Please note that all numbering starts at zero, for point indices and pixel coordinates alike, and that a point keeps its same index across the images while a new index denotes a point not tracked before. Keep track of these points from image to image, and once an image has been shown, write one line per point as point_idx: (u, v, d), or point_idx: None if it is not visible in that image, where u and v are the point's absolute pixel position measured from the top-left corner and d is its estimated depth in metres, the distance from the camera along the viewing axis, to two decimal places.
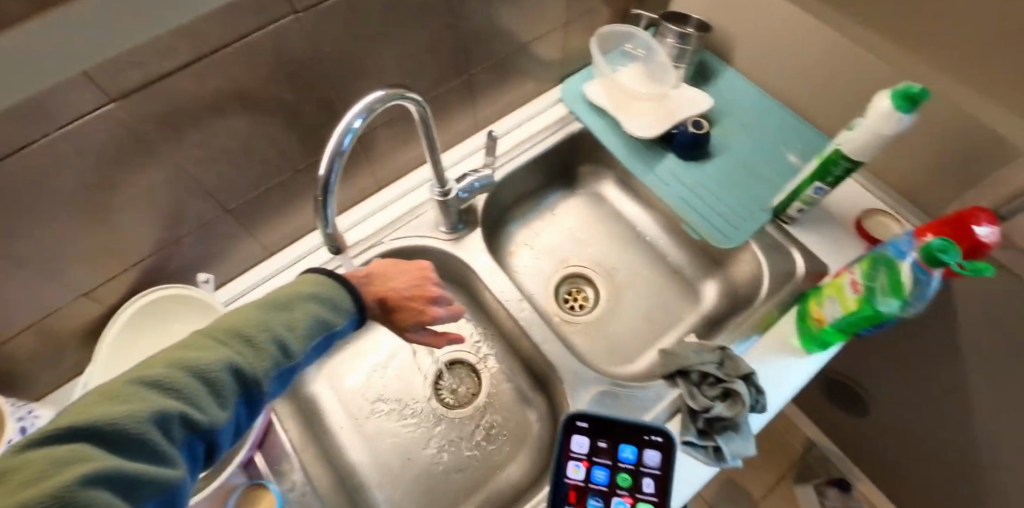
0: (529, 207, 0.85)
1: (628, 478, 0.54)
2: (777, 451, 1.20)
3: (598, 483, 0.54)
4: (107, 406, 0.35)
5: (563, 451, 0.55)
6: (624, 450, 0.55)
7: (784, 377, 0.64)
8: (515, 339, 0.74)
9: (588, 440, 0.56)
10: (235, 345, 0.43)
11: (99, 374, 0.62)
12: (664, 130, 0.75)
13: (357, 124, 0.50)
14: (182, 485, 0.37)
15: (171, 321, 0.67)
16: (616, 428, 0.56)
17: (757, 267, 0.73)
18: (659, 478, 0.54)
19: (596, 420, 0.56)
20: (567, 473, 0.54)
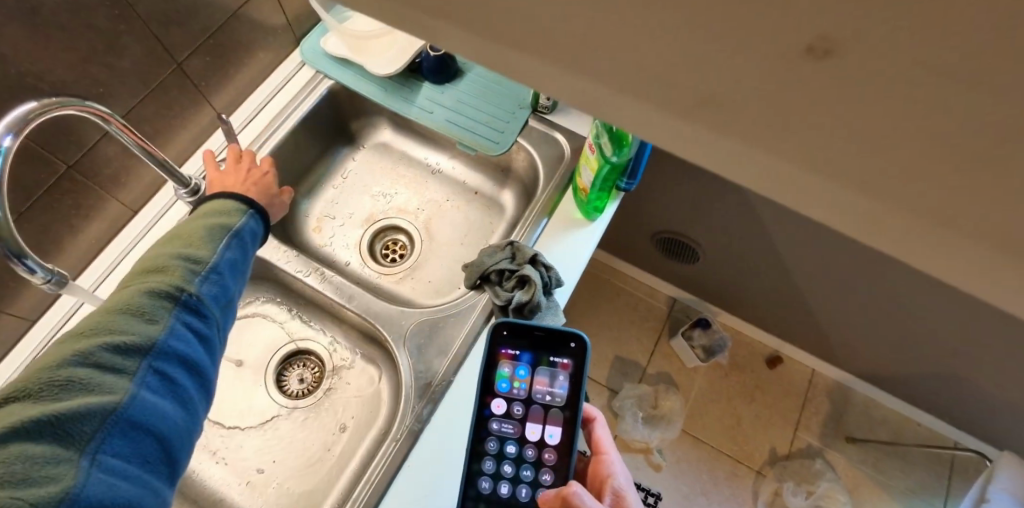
0: (318, 180, 0.84)
1: (547, 383, 0.56)
2: (648, 317, 1.34)
3: (518, 388, 0.56)
4: (78, 344, 0.38)
5: (487, 366, 0.57)
6: (544, 355, 0.57)
7: (574, 247, 0.70)
8: (336, 309, 0.73)
9: (511, 349, 0.58)
10: (145, 279, 0.44)
11: None
12: (406, 61, 0.76)
13: (9, 142, 0.42)
14: (137, 405, 0.37)
15: None
16: (537, 335, 0.58)
17: (532, 160, 0.77)
18: (572, 381, 0.56)
19: (519, 330, 0.57)
20: (493, 381, 0.57)
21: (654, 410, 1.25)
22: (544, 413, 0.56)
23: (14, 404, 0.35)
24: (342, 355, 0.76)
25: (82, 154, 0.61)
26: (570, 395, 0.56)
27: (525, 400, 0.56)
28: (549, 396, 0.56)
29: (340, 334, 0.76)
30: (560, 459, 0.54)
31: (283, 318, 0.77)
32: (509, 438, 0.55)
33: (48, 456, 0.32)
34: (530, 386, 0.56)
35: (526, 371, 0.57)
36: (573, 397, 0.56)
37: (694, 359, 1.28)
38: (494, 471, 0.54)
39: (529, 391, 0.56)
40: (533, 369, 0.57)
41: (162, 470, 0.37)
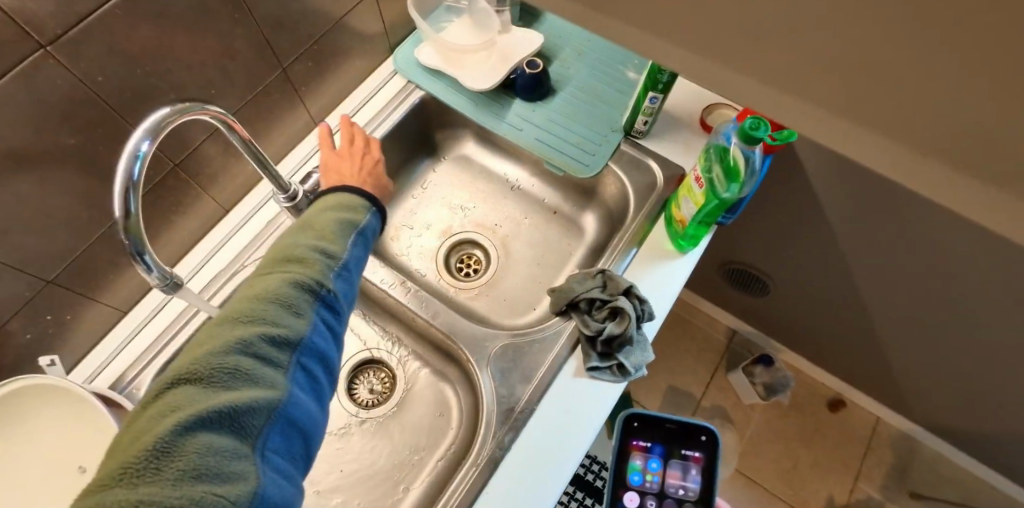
0: (400, 189, 0.84)
1: (680, 478, 0.57)
2: (706, 348, 1.30)
3: (649, 481, 0.57)
4: (234, 329, 0.38)
5: (619, 459, 0.58)
6: (676, 447, 0.59)
7: (665, 280, 0.68)
8: (414, 323, 0.72)
9: (642, 440, 0.59)
10: (283, 268, 0.44)
11: None
12: (501, 78, 0.75)
13: (146, 148, 0.43)
14: (294, 401, 0.37)
15: (22, 418, 0.56)
16: (667, 427, 0.59)
17: (621, 184, 0.75)
18: (704, 477, 0.57)
19: (648, 420, 0.60)
20: (623, 474, 0.58)
21: None
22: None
23: (182, 385, 0.35)
24: (415, 368, 0.75)
25: (188, 153, 0.62)
26: (704, 490, 0.57)
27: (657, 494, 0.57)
28: (685, 492, 0.57)
29: (415, 347, 0.76)
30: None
31: (358, 325, 0.77)
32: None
33: (231, 447, 0.33)
34: (665, 482, 0.57)
35: (659, 469, 0.58)
36: (708, 493, 0.57)
37: (753, 395, 1.23)
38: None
39: (661, 485, 0.57)
40: (665, 465, 0.58)
41: (302, 464, 0.38)
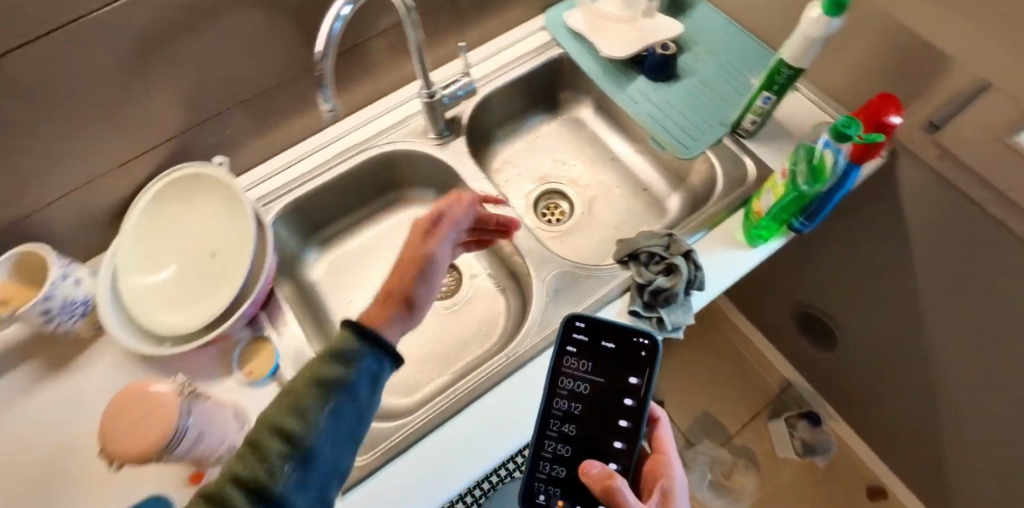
0: (514, 129, 0.94)
1: (614, 386, 0.57)
2: (754, 389, 1.27)
3: (581, 384, 0.57)
4: (246, 457, 0.37)
5: (556, 366, 0.57)
6: (617, 358, 0.58)
7: (726, 265, 0.72)
8: (493, 238, 0.81)
9: (580, 341, 0.59)
10: (294, 416, 0.39)
11: (128, 240, 0.68)
12: (634, 52, 0.82)
13: (346, 12, 0.55)
14: (301, 475, 0.37)
15: (190, 195, 0.71)
16: (610, 333, 0.58)
17: (713, 173, 0.80)
18: (637, 387, 0.56)
19: (593, 329, 0.59)
20: (556, 370, 0.57)
21: (724, 479, 1.18)
22: (610, 413, 0.55)
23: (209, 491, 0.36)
24: (480, 280, 0.84)
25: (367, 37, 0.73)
26: (636, 395, 0.56)
27: (587, 397, 0.57)
28: (618, 400, 0.56)
29: (486, 261, 0.85)
30: (626, 457, 0.54)
31: None
32: (572, 438, 0.55)
33: (246, 490, 0.35)
34: (602, 388, 0.56)
35: (595, 368, 0.57)
36: (643, 404, 0.55)
37: (790, 450, 1.20)
38: (556, 471, 0.54)
39: (591, 384, 0.57)
40: (601, 366, 0.57)
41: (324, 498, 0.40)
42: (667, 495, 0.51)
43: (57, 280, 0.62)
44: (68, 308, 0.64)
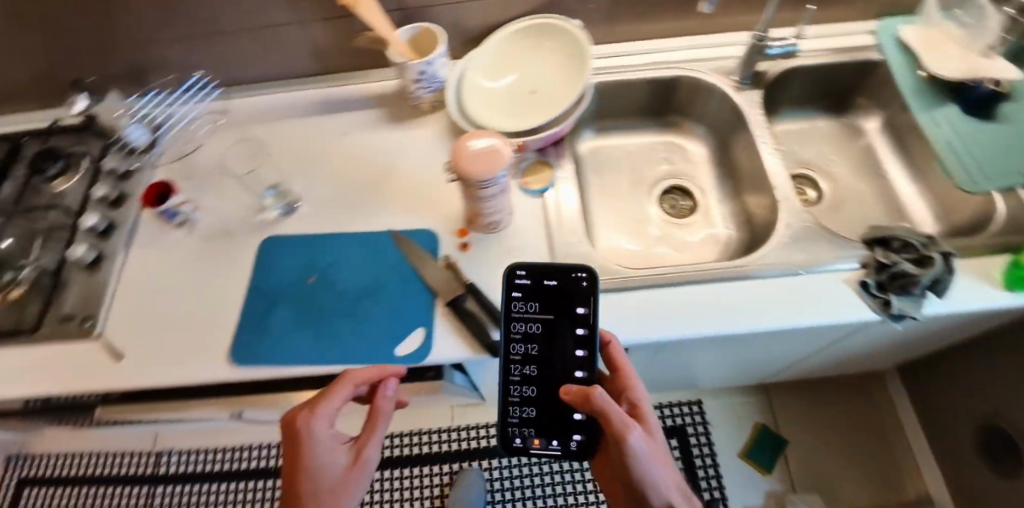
0: (799, 110, 1.00)
1: (562, 322, 0.60)
2: (885, 475, 1.20)
3: (533, 327, 0.60)
4: None
5: (510, 314, 0.61)
6: (559, 294, 0.61)
7: (975, 292, 0.70)
8: (746, 184, 0.89)
9: (525, 285, 0.61)
10: None
11: (496, 43, 0.87)
12: (967, 79, 0.79)
13: None
14: None
15: (551, 38, 0.88)
16: (546, 283, 0.62)
17: (994, 210, 0.77)
18: (559, 313, 0.60)
19: (535, 273, 0.61)
20: (506, 326, 0.61)
21: None
22: (564, 352, 0.60)
23: None
24: (715, 214, 0.93)
25: None
26: (584, 329, 0.60)
27: (540, 340, 0.61)
28: (571, 331, 0.60)
29: (727, 202, 0.93)
30: (587, 385, 0.59)
31: (701, 163, 0.97)
32: (536, 377, 0.60)
33: None
34: (544, 320, 0.61)
35: (586, 320, 0.60)
36: (592, 325, 0.60)
37: None
38: (526, 410, 0.60)
39: (558, 344, 0.60)
40: (592, 333, 0.60)
41: None
42: (638, 410, 0.61)
43: (438, 57, 0.81)
44: (431, 78, 0.83)
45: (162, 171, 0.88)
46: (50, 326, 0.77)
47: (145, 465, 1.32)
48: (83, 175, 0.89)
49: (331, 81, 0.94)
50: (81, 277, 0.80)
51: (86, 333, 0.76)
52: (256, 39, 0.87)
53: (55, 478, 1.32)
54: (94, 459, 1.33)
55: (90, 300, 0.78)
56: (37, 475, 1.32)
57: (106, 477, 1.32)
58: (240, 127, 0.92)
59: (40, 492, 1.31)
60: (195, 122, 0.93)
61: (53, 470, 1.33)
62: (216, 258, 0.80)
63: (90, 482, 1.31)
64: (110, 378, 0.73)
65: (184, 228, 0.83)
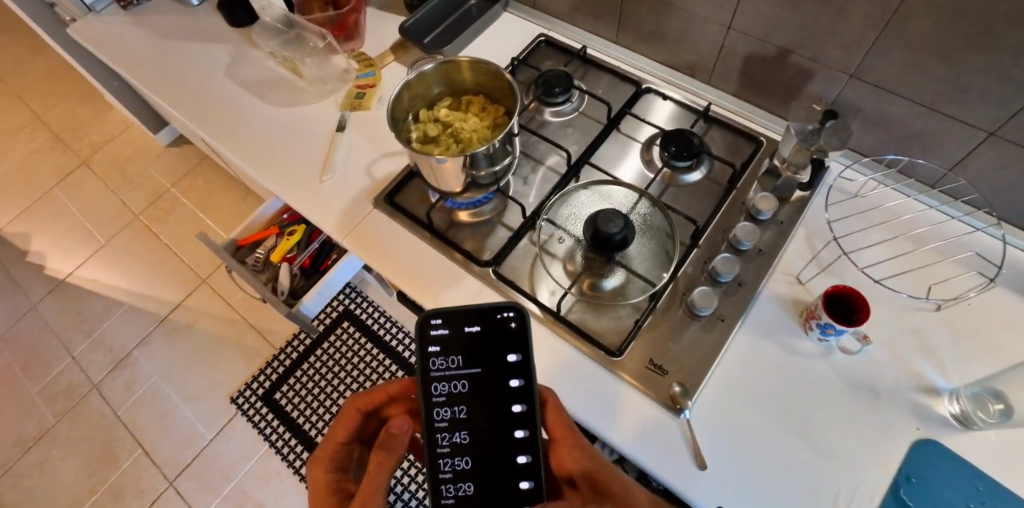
0: None
1: (493, 372, 0.55)
2: None
3: (456, 385, 0.54)
4: None
5: (436, 391, 0.54)
6: (483, 339, 0.56)
7: None
8: None
9: (444, 340, 0.55)
10: None
11: None
12: None
13: None
14: None
15: None
16: (471, 327, 0.56)
17: None
18: (488, 373, 0.55)
19: (452, 322, 0.55)
20: (427, 381, 0.54)
21: None
22: (501, 423, 0.54)
23: None
24: None
25: None
26: (480, 373, 0.55)
27: (468, 397, 0.55)
28: (503, 381, 0.55)
29: None
30: (535, 469, 0.53)
31: None
32: (467, 450, 0.53)
33: None
34: (469, 409, 0.54)
35: (465, 367, 0.55)
36: (526, 375, 0.54)
37: None
38: (460, 506, 0.52)
39: (457, 407, 0.54)
40: (467, 366, 0.55)
41: None
42: (596, 475, 0.53)
43: None
44: None
45: (800, 241, 0.69)
46: (635, 365, 0.63)
47: None
48: (707, 187, 0.73)
49: None
50: (679, 322, 0.65)
51: (673, 402, 0.61)
52: None
53: (375, 335, 1.39)
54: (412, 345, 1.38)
55: (685, 362, 0.63)
56: (363, 321, 1.40)
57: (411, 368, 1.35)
58: (914, 247, 0.68)
59: (356, 337, 1.39)
60: (853, 200, 0.71)
61: (377, 327, 1.40)
62: (847, 414, 0.60)
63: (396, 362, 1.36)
64: (678, 477, 0.58)
65: (815, 345, 0.64)
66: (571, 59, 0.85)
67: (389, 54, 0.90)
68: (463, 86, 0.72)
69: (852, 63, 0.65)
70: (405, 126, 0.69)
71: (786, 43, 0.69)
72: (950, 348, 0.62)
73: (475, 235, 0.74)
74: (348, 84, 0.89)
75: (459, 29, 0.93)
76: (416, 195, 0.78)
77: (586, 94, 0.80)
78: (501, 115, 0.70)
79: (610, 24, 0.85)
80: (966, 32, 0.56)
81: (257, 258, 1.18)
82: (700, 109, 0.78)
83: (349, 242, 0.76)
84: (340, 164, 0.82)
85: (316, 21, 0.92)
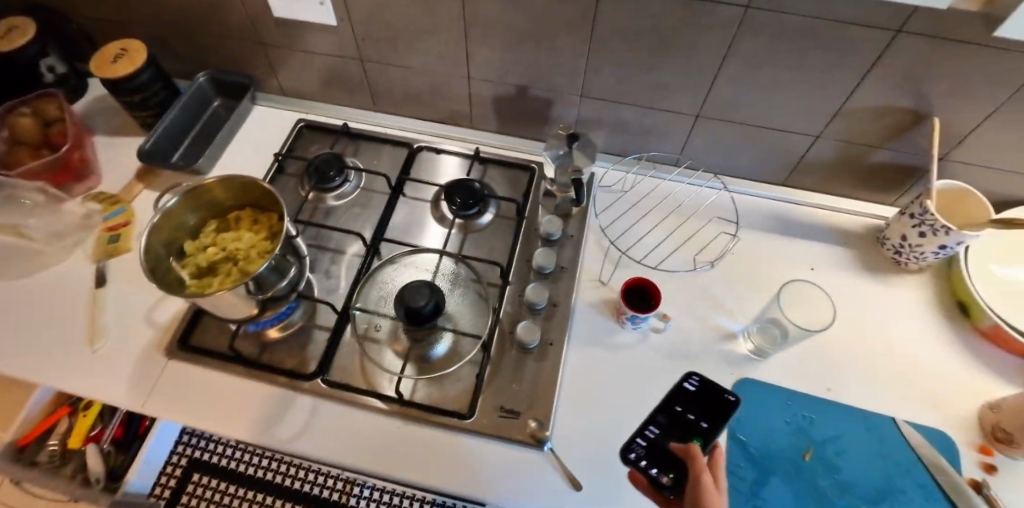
0: None
1: (695, 413, 0.60)
2: None
3: (676, 406, 0.61)
4: None
5: (679, 397, 0.62)
6: (718, 416, 0.60)
7: None
8: None
9: (691, 388, 0.62)
10: None
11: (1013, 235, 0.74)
12: None
13: None
14: None
15: None
16: (702, 408, 0.60)
17: None
18: (714, 419, 0.59)
19: (704, 385, 0.62)
20: (676, 394, 0.62)
21: None
22: (682, 435, 0.59)
23: None
24: None
25: None
26: (699, 408, 0.60)
27: (666, 409, 0.61)
28: (697, 419, 0.60)
29: None
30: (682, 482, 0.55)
31: None
32: (665, 432, 0.60)
33: None
34: (678, 419, 0.60)
35: (694, 407, 0.61)
36: (721, 422, 0.59)
37: None
38: (636, 457, 0.58)
39: (665, 413, 0.61)
40: (686, 405, 0.61)
41: None
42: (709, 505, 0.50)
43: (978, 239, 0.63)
44: (947, 249, 0.67)
45: (594, 247, 0.76)
46: (489, 417, 0.64)
47: (336, 492, 1.18)
48: (502, 225, 0.77)
49: (787, 199, 0.81)
50: (516, 360, 0.67)
51: (533, 437, 0.62)
52: (748, 137, 0.75)
53: (235, 474, 1.20)
54: (283, 467, 1.20)
55: (533, 397, 0.65)
56: (218, 465, 1.20)
57: (291, 491, 1.18)
58: (678, 221, 0.78)
59: (215, 485, 1.18)
60: (622, 195, 0.80)
61: (236, 464, 1.20)
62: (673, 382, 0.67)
63: (272, 492, 1.17)
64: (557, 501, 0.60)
65: (632, 333, 0.70)
66: (337, 138, 0.84)
67: (136, 184, 0.80)
68: (226, 204, 0.67)
69: (579, 85, 0.74)
70: (171, 267, 0.63)
71: (521, 82, 0.75)
72: (731, 297, 0.72)
73: (292, 349, 0.69)
74: (95, 231, 0.77)
75: (210, 136, 0.87)
76: (213, 330, 0.70)
77: (361, 170, 0.80)
78: (276, 222, 0.66)
79: (366, 96, 0.85)
80: (650, 44, 0.66)
81: (53, 451, 0.98)
82: (471, 153, 0.82)
83: (150, 409, 0.65)
84: (111, 324, 0.71)
85: (29, 174, 0.77)
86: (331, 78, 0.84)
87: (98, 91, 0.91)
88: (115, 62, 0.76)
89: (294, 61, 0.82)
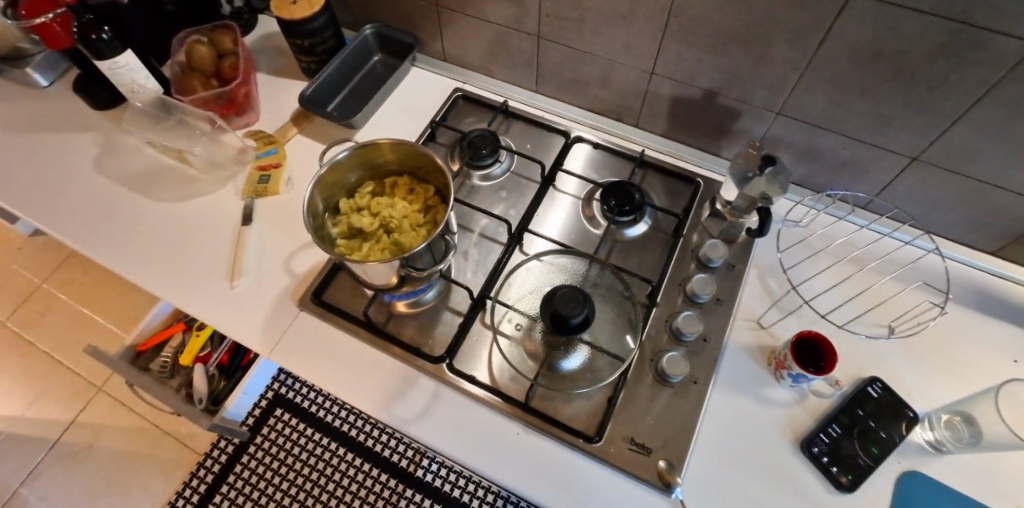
0: None
1: (879, 419, 0.59)
2: None
3: (858, 405, 0.60)
4: None
5: (860, 397, 0.60)
6: (898, 427, 0.59)
7: None
8: None
9: (873, 394, 0.60)
10: None
11: None
12: None
13: None
14: None
15: None
16: (889, 417, 0.59)
17: None
18: (894, 431, 0.59)
19: (889, 393, 0.60)
20: (856, 394, 0.61)
21: None
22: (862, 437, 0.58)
23: None
24: None
25: None
26: (879, 414, 0.59)
27: (850, 409, 0.60)
28: (879, 424, 0.59)
29: None
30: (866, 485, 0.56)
31: None
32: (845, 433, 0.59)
33: None
34: (857, 419, 0.59)
35: (875, 410, 0.60)
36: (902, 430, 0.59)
37: None
38: (818, 453, 0.58)
39: (847, 412, 0.59)
40: (868, 407, 0.60)
41: None
42: None
43: None
44: None
45: (756, 284, 0.68)
46: (617, 447, 0.58)
47: (405, 459, 1.19)
48: (655, 239, 0.70)
49: (993, 272, 0.69)
50: (650, 390, 0.61)
51: (662, 479, 0.56)
52: (969, 194, 0.63)
53: (314, 417, 1.23)
54: (360, 422, 1.23)
55: (667, 435, 0.59)
56: (300, 406, 1.24)
57: (363, 448, 1.20)
58: (858, 274, 0.69)
59: (293, 424, 1.22)
60: (797, 232, 0.72)
61: (316, 409, 1.24)
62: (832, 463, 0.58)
63: (344, 444, 1.20)
64: None
65: (788, 391, 0.62)
66: (495, 115, 0.81)
67: (291, 128, 0.80)
68: (386, 167, 0.65)
69: (777, 101, 0.65)
70: (324, 223, 0.62)
71: (710, 86, 0.68)
72: (910, 373, 0.62)
73: (419, 326, 0.66)
74: (247, 167, 0.78)
75: (366, 91, 0.86)
76: (345, 290, 0.69)
77: (516, 153, 0.76)
78: (432, 195, 0.64)
79: (529, 74, 0.81)
80: (885, 69, 0.56)
81: (164, 361, 1.04)
82: (634, 154, 0.76)
83: (278, 356, 0.66)
84: (252, 263, 0.71)
85: (199, 102, 0.79)
86: (497, 50, 0.79)
87: (267, 27, 0.92)
88: (295, 4, 0.75)
89: (464, 27, 0.79)
